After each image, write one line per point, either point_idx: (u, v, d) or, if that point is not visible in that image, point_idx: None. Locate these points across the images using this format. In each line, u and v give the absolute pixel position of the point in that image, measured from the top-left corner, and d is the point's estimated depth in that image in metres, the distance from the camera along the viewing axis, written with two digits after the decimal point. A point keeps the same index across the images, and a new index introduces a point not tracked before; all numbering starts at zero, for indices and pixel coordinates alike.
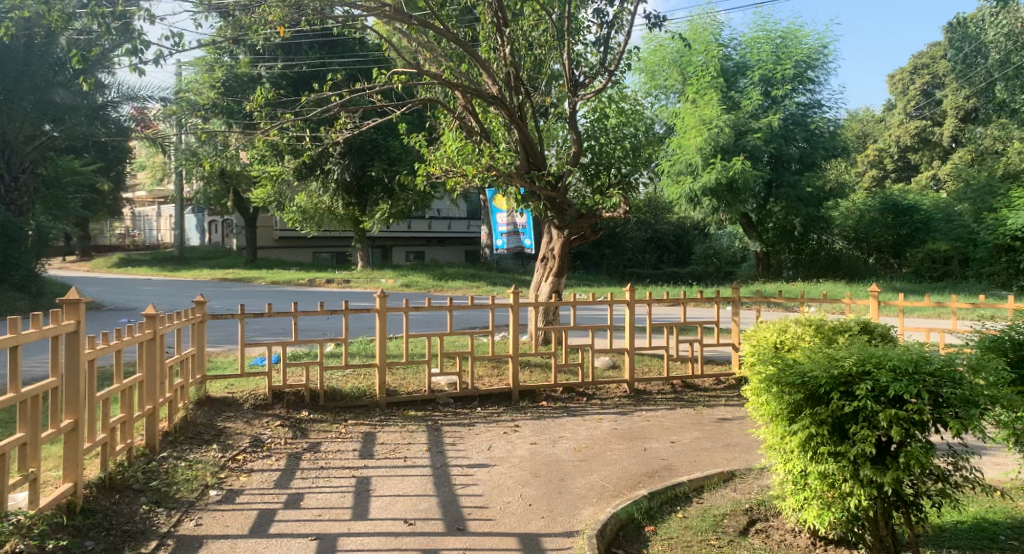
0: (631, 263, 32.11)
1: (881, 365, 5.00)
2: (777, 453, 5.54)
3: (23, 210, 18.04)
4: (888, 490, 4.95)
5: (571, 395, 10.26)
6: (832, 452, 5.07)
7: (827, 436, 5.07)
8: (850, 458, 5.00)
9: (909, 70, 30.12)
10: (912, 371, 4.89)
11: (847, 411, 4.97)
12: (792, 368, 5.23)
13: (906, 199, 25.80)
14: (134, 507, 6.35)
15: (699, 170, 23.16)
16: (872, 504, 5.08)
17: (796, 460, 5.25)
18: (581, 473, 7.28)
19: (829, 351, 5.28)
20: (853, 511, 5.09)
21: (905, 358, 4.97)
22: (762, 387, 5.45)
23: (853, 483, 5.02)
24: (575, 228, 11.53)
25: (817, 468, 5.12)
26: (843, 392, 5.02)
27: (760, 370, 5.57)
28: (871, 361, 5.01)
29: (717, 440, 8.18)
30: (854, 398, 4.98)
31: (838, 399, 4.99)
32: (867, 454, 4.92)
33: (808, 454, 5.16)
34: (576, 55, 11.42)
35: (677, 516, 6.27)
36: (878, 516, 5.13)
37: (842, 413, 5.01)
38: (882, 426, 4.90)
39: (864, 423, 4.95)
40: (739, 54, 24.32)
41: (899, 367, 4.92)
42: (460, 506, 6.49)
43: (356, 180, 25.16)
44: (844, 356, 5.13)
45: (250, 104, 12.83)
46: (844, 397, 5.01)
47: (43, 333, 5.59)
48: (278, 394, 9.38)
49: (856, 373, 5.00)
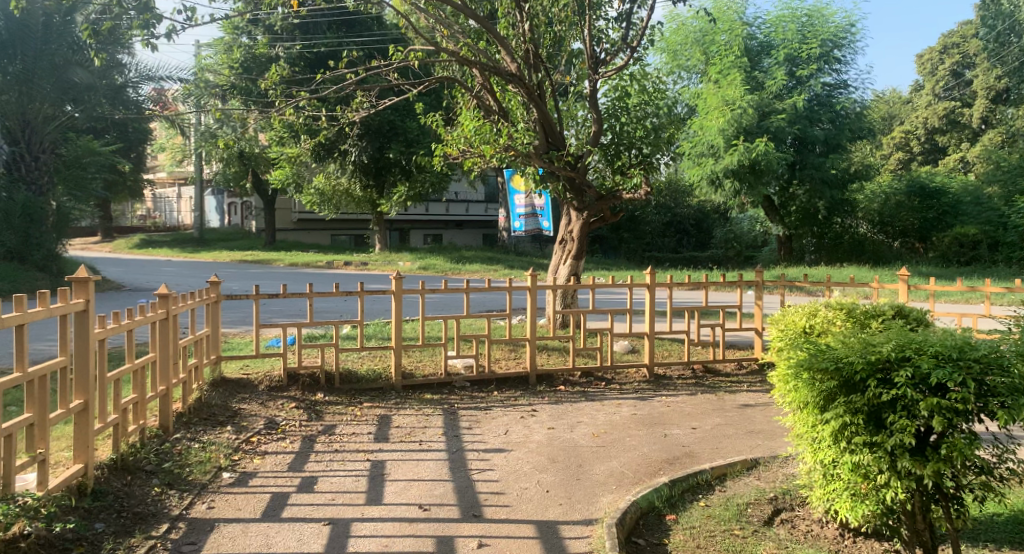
0: (651, 247, 31.88)
1: (921, 352, 4.78)
2: (806, 442, 5.36)
3: (44, 190, 17.99)
4: (928, 484, 4.74)
5: (589, 380, 10.09)
6: (867, 442, 4.87)
7: (861, 426, 4.87)
8: (887, 448, 4.79)
9: (938, 50, 29.50)
10: (956, 357, 4.68)
11: (884, 399, 4.76)
12: (823, 354, 5.04)
13: (933, 182, 25.27)
14: (146, 489, 6.23)
15: (720, 152, 22.88)
16: (909, 497, 4.87)
17: (828, 450, 5.07)
18: (600, 459, 7.11)
19: (864, 336, 5.08)
20: (890, 504, 4.89)
21: (948, 344, 4.75)
22: (791, 373, 5.26)
23: (890, 475, 4.81)
24: (594, 210, 11.37)
25: (851, 460, 4.93)
26: (880, 379, 4.81)
27: (789, 356, 5.37)
28: (911, 348, 4.79)
29: (739, 427, 7.99)
30: (892, 385, 4.77)
31: (875, 386, 4.78)
32: (906, 444, 4.71)
33: (841, 445, 4.97)
34: (597, 31, 11.17)
35: (700, 505, 6.09)
36: (916, 509, 4.92)
37: (879, 401, 4.81)
38: (922, 415, 4.69)
39: (903, 412, 4.73)
40: (764, 33, 23.84)
41: (942, 353, 4.71)
42: (477, 492, 6.34)
43: (373, 161, 24.94)
44: (880, 341, 4.93)
45: (265, 82, 12.60)
46: (881, 385, 4.80)
47: (51, 311, 5.46)
48: (293, 376, 9.27)
49: (895, 359, 4.78)
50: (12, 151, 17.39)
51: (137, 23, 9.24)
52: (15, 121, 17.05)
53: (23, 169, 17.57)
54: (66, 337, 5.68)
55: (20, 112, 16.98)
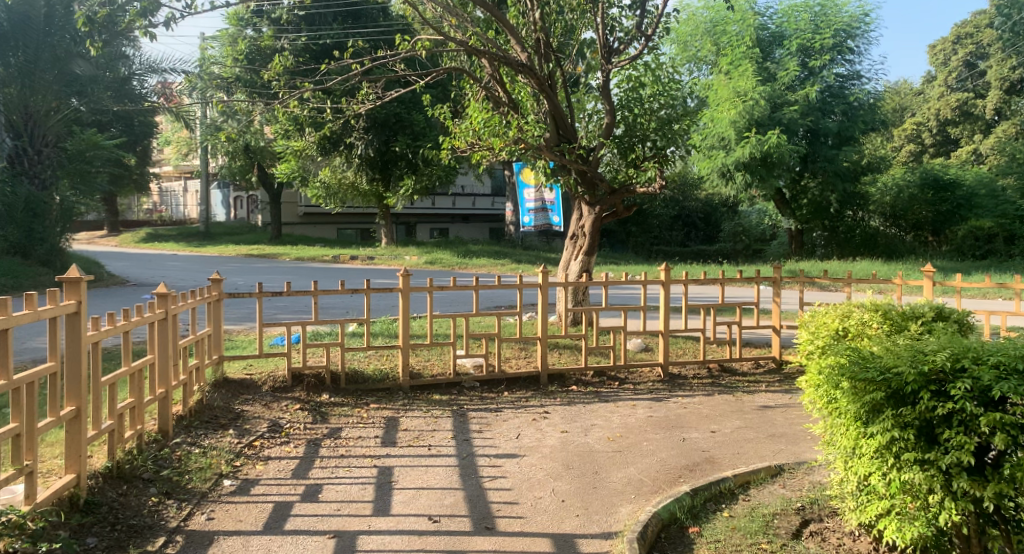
0: (658, 241, 31.58)
1: (979, 364, 4.50)
2: (844, 456, 5.06)
3: (47, 184, 17.71)
4: (987, 506, 4.42)
5: (602, 379, 9.78)
6: (918, 460, 4.56)
7: (912, 441, 4.56)
8: (941, 467, 4.49)
9: (951, 40, 28.99)
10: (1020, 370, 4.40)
11: (939, 413, 4.48)
12: (868, 365, 4.77)
13: (947, 174, 24.69)
14: (142, 499, 5.96)
15: (732, 145, 22.58)
16: (965, 519, 4.54)
17: (870, 465, 4.77)
18: (617, 465, 6.82)
19: (913, 345, 4.81)
20: (942, 527, 4.56)
21: (1011, 356, 4.48)
22: (832, 382, 4.97)
23: (944, 496, 4.49)
24: (606, 204, 11.07)
25: (896, 477, 4.63)
26: (934, 392, 4.53)
27: (829, 363, 5.08)
28: (968, 358, 4.52)
29: (760, 431, 7.69)
30: (948, 399, 4.48)
31: (929, 399, 4.50)
32: (963, 463, 4.41)
33: (886, 461, 4.68)
34: (610, 20, 10.86)
35: (723, 515, 5.80)
36: (970, 533, 4.58)
37: (933, 415, 4.52)
38: (982, 432, 4.39)
39: (959, 428, 4.44)
40: (776, 23, 23.40)
41: (1004, 365, 4.43)
42: (489, 502, 6.06)
43: (379, 155, 24.62)
44: (933, 351, 4.66)
45: (268, 72, 12.29)
46: (935, 398, 4.52)
47: (39, 314, 5.17)
48: (298, 376, 8.99)
49: (950, 371, 4.51)
50: (15, 144, 17.10)
51: (133, 11, 8.98)
52: (17, 113, 16.75)
53: (27, 163, 17.28)
54: (56, 342, 5.40)
55: (22, 104, 16.69)
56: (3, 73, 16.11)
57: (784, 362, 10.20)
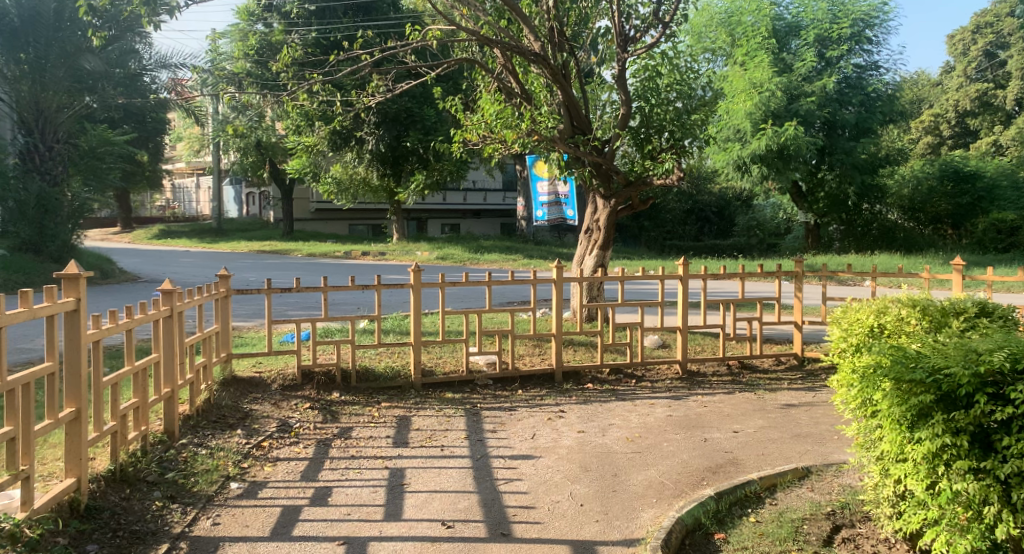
0: (671, 235, 31.25)
1: None
2: (885, 462, 4.78)
3: (58, 180, 17.48)
4: None
5: (619, 377, 9.52)
6: (972, 468, 4.28)
7: (965, 447, 4.30)
8: (998, 476, 4.21)
9: (971, 30, 28.76)
10: None
11: (996, 418, 4.22)
12: (915, 365, 4.53)
13: (968, 166, 24.37)
14: (145, 503, 5.75)
15: (748, 137, 22.29)
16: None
17: (916, 472, 4.50)
18: (637, 467, 6.57)
19: (964, 344, 4.57)
20: (1000, 541, 4.26)
21: None
22: (875, 384, 4.70)
23: (1002, 507, 4.20)
24: (622, 197, 10.82)
25: (944, 485, 4.36)
26: (990, 395, 4.27)
27: (871, 364, 4.82)
28: None
29: (784, 431, 7.43)
30: (1007, 403, 4.23)
31: (985, 403, 4.24)
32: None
33: (934, 468, 4.41)
34: (627, 7, 10.61)
35: (750, 520, 5.56)
36: None
37: (988, 420, 4.25)
38: None
39: (1020, 433, 4.17)
40: (792, 13, 23.05)
41: None
42: (504, 506, 5.83)
43: (391, 150, 24.42)
44: (986, 351, 4.41)
45: (276, 64, 12.03)
46: (992, 401, 4.26)
47: (35, 312, 4.95)
48: (308, 374, 8.78)
49: (1009, 372, 4.26)
50: (27, 141, 16.97)
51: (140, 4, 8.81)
52: (28, 110, 16.61)
53: (38, 159, 17.11)
54: (54, 341, 5.18)
55: (32, 100, 16.48)
56: (14, 70, 16.04)
57: (805, 359, 9.91)
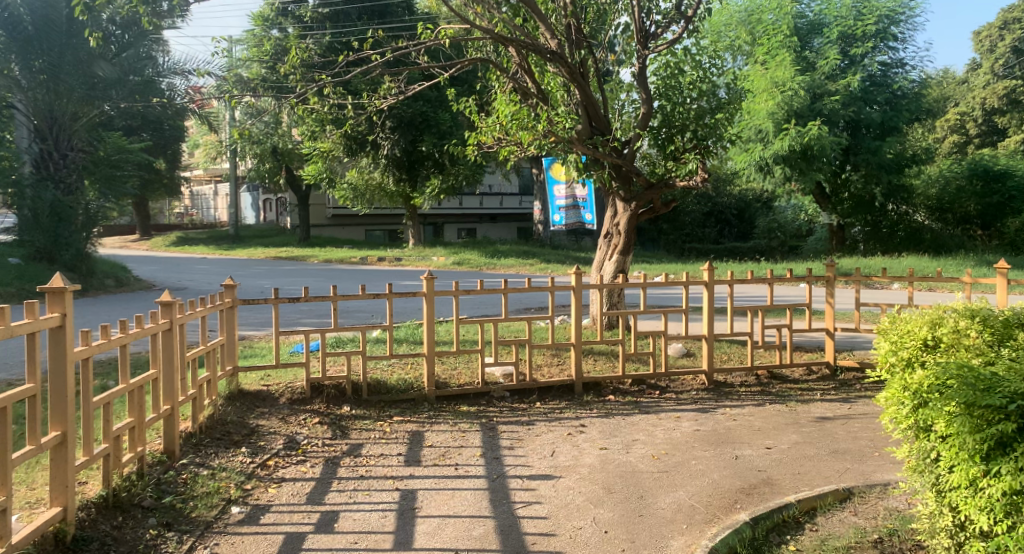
0: (690, 238, 30.88)
1: None
2: (950, 492, 4.33)
3: (74, 189, 17.13)
4: None
5: (642, 388, 9.07)
6: None
7: None
8: None
9: (998, 26, 28.30)
10: None
11: None
12: (990, 391, 4.13)
13: (998, 164, 23.66)
14: (139, 532, 5.39)
15: (770, 137, 21.77)
16: None
17: (989, 507, 4.04)
18: (664, 488, 6.15)
19: None
20: None
21: None
22: (946, 409, 4.27)
23: None
24: (643, 201, 10.35)
25: (1021, 525, 3.88)
26: None
27: (941, 387, 4.38)
28: None
29: (821, 447, 6.98)
30: None
31: None
32: None
33: (1014, 506, 3.93)
34: (647, 2, 10.18)
35: (790, 549, 5.16)
36: None
37: None
38: None
39: None
40: (815, 11, 22.50)
41: None
42: (522, 533, 5.43)
43: (406, 155, 24.10)
44: None
45: (283, 65, 11.48)
46: None
47: (12, 330, 4.60)
48: (317, 387, 8.38)
49: None
50: (40, 149, 16.61)
51: None
52: (42, 117, 16.29)
53: (52, 167, 16.74)
54: (35, 360, 4.81)
55: (46, 107, 16.17)
56: (29, 78, 15.74)
57: (838, 368, 9.43)
